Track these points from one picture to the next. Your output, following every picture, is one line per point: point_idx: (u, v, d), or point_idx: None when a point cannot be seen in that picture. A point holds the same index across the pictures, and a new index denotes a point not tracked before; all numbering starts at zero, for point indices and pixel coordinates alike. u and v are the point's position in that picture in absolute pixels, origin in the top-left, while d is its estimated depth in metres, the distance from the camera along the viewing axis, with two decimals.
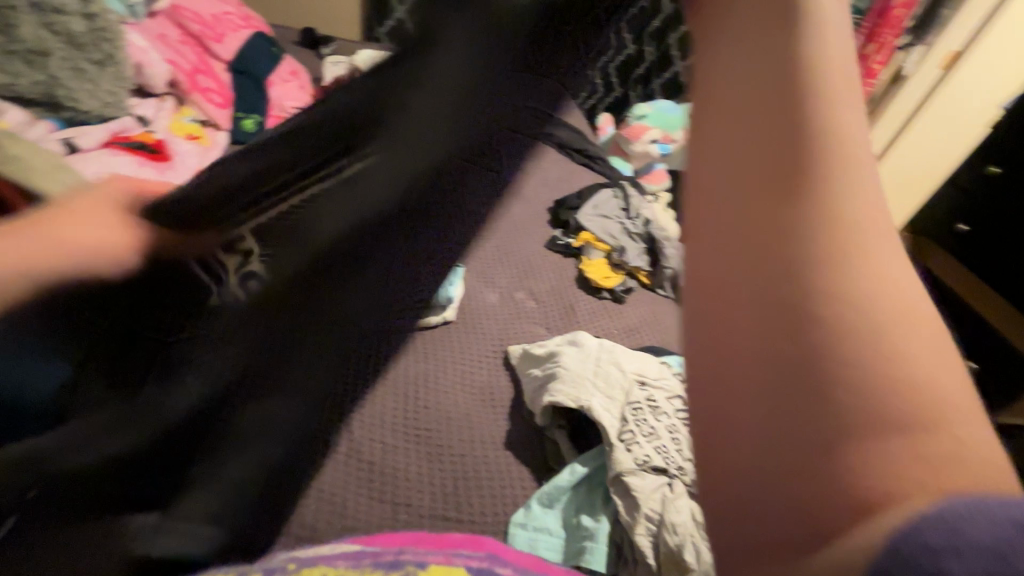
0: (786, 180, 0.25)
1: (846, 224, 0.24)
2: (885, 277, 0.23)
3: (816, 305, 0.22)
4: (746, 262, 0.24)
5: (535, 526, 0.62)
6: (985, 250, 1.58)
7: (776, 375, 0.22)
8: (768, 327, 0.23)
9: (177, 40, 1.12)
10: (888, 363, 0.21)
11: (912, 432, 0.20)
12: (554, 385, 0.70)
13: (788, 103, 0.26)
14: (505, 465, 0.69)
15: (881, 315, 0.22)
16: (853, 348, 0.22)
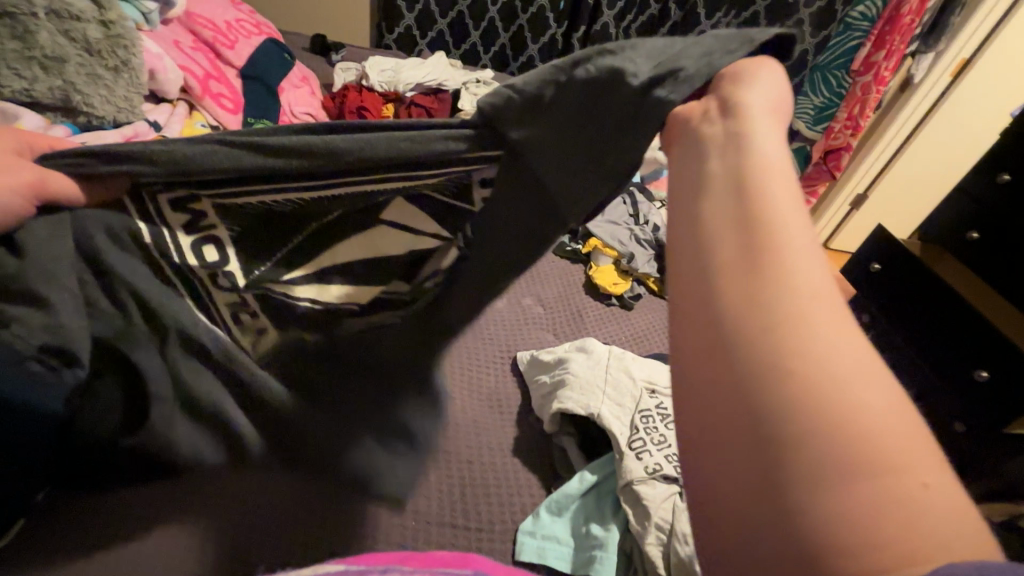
0: (730, 307, 0.30)
1: (812, 305, 0.29)
2: (849, 349, 0.28)
3: (771, 422, 0.27)
4: (713, 389, 0.29)
5: (543, 534, 0.61)
6: (995, 259, 1.56)
7: (762, 443, 0.26)
8: (739, 445, 0.27)
9: (190, 45, 1.12)
10: (861, 422, 0.26)
11: (890, 482, 0.25)
12: (563, 393, 0.70)
13: (735, 237, 0.32)
14: (513, 473, 0.69)
15: (852, 383, 0.27)
16: (829, 415, 0.26)
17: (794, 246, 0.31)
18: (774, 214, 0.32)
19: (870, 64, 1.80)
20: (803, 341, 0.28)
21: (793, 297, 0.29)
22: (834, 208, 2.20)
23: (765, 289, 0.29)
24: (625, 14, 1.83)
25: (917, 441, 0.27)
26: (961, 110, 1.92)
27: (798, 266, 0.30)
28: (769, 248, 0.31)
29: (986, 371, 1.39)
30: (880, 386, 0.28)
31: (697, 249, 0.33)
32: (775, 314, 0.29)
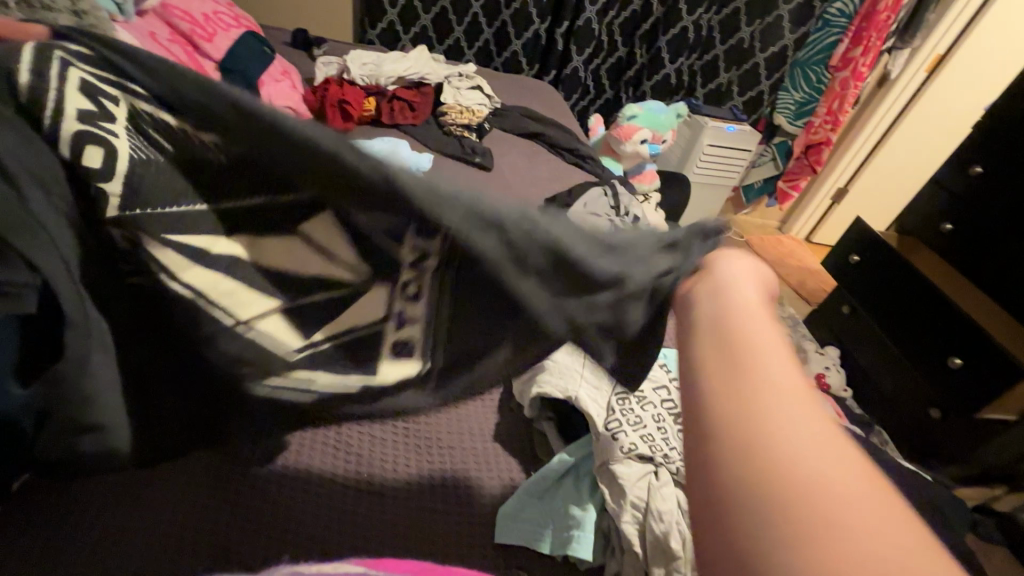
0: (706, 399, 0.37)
1: (782, 411, 0.35)
2: (818, 448, 0.33)
3: (743, 499, 0.32)
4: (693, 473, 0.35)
5: (523, 517, 0.61)
6: (971, 248, 1.58)
7: (742, 534, 0.31)
8: (712, 520, 0.32)
9: (167, 38, 1.11)
10: (828, 505, 0.30)
11: (855, 562, 0.28)
12: (542, 377, 0.71)
13: (717, 348, 0.39)
14: (494, 456, 0.70)
15: (820, 474, 0.32)
16: (797, 502, 0.30)
17: (770, 365, 0.38)
18: (745, 338, 0.39)
19: (848, 60, 1.85)
20: (769, 441, 0.33)
21: (760, 403, 0.35)
22: (815, 203, 2.24)
23: (738, 400, 0.36)
24: (608, 10, 1.84)
25: (894, 529, 0.30)
26: (936, 105, 1.97)
27: (767, 381, 0.37)
28: (747, 365, 0.37)
29: (959, 358, 1.41)
30: (850, 478, 0.32)
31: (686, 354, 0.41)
32: (748, 419, 0.35)
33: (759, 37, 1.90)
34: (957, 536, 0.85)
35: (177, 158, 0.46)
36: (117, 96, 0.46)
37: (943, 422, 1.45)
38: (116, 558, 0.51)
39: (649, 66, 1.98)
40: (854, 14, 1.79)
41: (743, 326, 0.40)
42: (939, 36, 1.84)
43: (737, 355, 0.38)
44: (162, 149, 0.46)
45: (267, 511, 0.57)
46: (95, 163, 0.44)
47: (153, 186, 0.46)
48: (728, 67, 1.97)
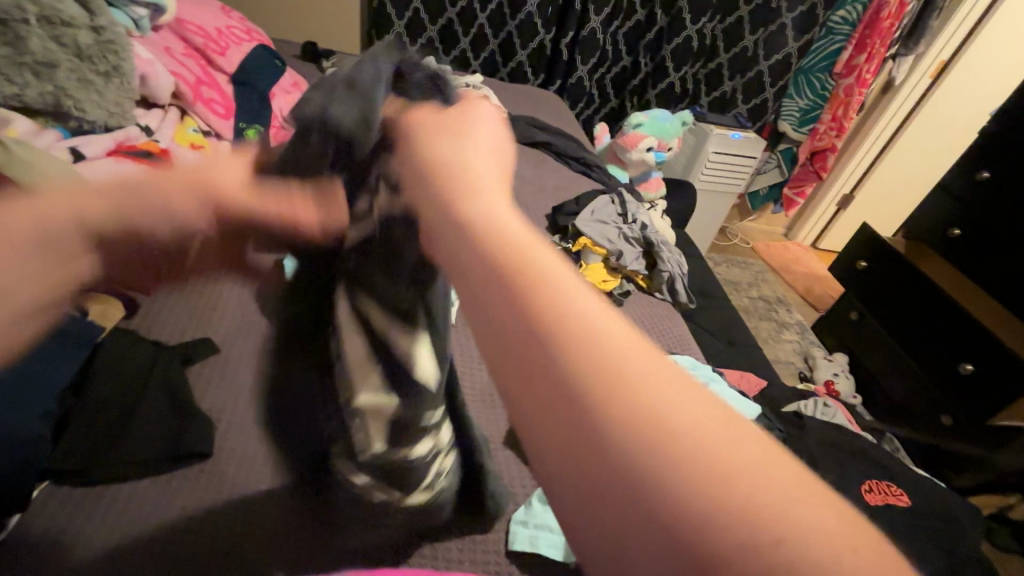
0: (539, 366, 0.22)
1: (625, 403, 0.20)
2: (700, 441, 0.19)
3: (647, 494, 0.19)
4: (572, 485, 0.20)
5: (536, 523, 0.62)
6: (979, 254, 1.58)
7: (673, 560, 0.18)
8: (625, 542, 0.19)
9: (181, 52, 1.13)
10: (751, 547, 0.17)
11: (781, 513, 0.18)
12: None
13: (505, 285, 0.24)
14: (506, 464, 0.70)
15: (711, 508, 0.18)
16: (701, 458, 0.19)
17: (575, 314, 0.23)
18: (535, 291, 0.23)
19: (852, 67, 1.87)
20: (625, 480, 0.19)
21: (586, 408, 0.20)
22: (822, 208, 2.24)
23: (558, 418, 0.21)
24: (613, 20, 1.85)
25: (846, 528, 0.18)
26: (942, 110, 1.97)
27: (588, 357, 0.21)
28: (535, 290, 0.23)
29: (973, 365, 1.40)
30: (763, 472, 0.19)
31: (483, 311, 0.24)
32: (589, 458, 0.20)
33: (763, 45, 1.92)
34: (973, 544, 0.83)
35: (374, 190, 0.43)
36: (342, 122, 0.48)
37: (955, 429, 1.43)
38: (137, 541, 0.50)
39: (653, 75, 1.99)
40: (858, 22, 1.81)
41: (522, 258, 0.24)
42: (943, 42, 1.85)
43: (529, 323, 0.22)
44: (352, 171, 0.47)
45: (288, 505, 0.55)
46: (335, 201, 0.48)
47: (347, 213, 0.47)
48: (733, 75, 1.98)
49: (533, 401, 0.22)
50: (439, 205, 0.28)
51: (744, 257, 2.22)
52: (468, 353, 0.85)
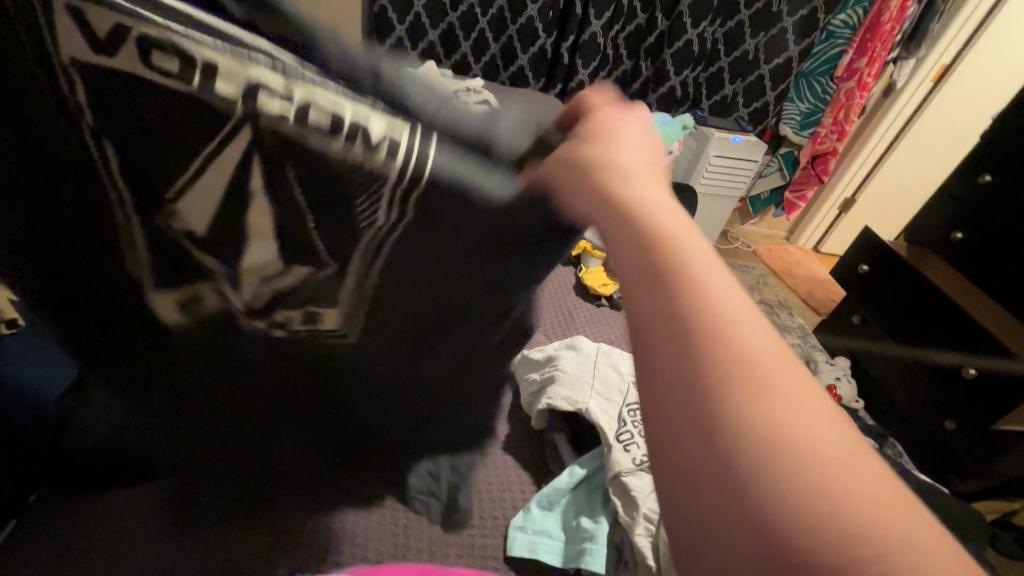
0: (675, 347, 0.27)
1: (748, 376, 0.26)
2: (804, 437, 0.25)
3: (743, 460, 0.24)
4: (676, 436, 0.26)
5: (535, 529, 0.64)
6: (981, 258, 1.57)
7: (750, 506, 0.24)
8: (711, 487, 0.25)
9: None
10: (813, 512, 0.23)
11: (851, 507, 0.23)
12: (553, 389, 0.75)
13: (654, 280, 0.29)
14: (504, 469, 0.72)
15: (785, 434, 0.25)
16: (801, 447, 0.25)
17: (722, 301, 0.28)
18: (691, 276, 0.29)
19: (853, 71, 1.87)
20: (745, 465, 0.24)
21: (715, 375, 0.26)
22: (823, 212, 2.24)
23: (680, 385, 0.26)
24: (613, 25, 1.86)
25: (899, 518, 0.23)
26: (945, 113, 1.97)
27: (727, 337, 0.27)
28: (677, 289, 0.28)
29: (975, 369, 1.38)
30: (849, 471, 0.24)
31: (626, 293, 0.30)
32: (715, 433, 0.25)
33: (763, 49, 1.92)
34: (970, 544, 0.85)
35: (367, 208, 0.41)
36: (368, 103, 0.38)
37: (960, 434, 1.42)
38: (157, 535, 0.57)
39: (654, 79, 1.99)
40: (859, 25, 1.81)
41: (679, 250, 0.30)
42: (945, 45, 1.84)
43: (684, 330, 0.27)
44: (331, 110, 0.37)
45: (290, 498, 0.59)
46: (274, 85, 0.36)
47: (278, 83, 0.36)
48: (735, 79, 1.97)
49: (666, 345, 0.27)
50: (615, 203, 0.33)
51: (745, 260, 2.22)
52: None
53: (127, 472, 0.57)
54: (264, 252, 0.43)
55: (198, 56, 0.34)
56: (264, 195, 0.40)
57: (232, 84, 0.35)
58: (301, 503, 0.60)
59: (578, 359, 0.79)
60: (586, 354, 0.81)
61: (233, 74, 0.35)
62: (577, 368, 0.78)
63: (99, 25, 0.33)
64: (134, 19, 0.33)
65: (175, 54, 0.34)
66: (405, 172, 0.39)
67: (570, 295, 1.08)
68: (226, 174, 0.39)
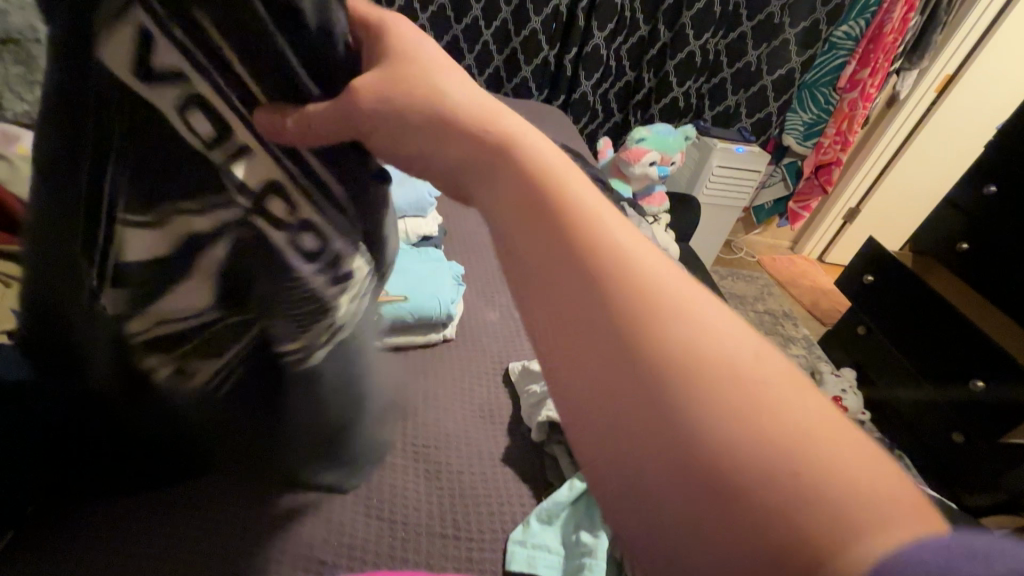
0: (590, 319, 0.24)
1: (637, 309, 0.24)
2: (740, 387, 0.22)
3: (688, 427, 0.21)
4: (612, 421, 0.23)
5: (534, 543, 0.64)
6: (987, 269, 1.56)
7: (706, 478, 0.21)
8: (664, 472, 0.21)
9: None
10: (778, 468, 0.20)
11: (810, 450, 0.21)
12: (553, 401, 0.75)
13: (558, 249, 0.26)
14: (503, 483, 0.72)
15: (717, 390, 0.22)
16: (736, 400, 0.22)
17: (610, 241, 0.26)
18: (571, 223, 0.27)
19: (856, 82, 1.87)
20: (691, 434, 0.21)
21: (610, 318, 0.24)
22: (828, 223, 2.23)
23: (603, 360, 0.24)
24: (616, 36, 1.87)
25: (821, 423, 0.22)
26: (948, 124, 1.97)
27: (615, 276, 0.25)
28: (582, 252, 0.26)
29: (982, 381, 1.37)
30: (797, 414, 0.22)
31: (532, 271, 0.27)
32: (650, 402, 0.22)
33: (766, 60, 1.93)
34: None
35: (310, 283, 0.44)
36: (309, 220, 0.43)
37: (968, 447, 1.40)
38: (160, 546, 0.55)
39: (657, 89, 2.01)
40: (861, 36, 1.81)
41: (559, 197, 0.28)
42: (948, 56, 1.85)
43: (597, 298, 0.25)
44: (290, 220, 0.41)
45: (292, 503, 0.60)
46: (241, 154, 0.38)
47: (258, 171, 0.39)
48: (738, 90, 1.98)
49: (580, 319, 0.25)
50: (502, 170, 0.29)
51: (750, 271, 2.20)
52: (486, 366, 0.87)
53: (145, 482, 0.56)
54: (193, 299, 0.40)
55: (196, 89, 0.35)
56: (208, 268, 0.39)
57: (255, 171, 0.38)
58: (302, 516, 0.59)
59: None
60: None
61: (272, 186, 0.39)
62: None
63: (160, 58, 0.33)
64: (194, 77, 0.35)
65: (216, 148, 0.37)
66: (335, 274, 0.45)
67: None
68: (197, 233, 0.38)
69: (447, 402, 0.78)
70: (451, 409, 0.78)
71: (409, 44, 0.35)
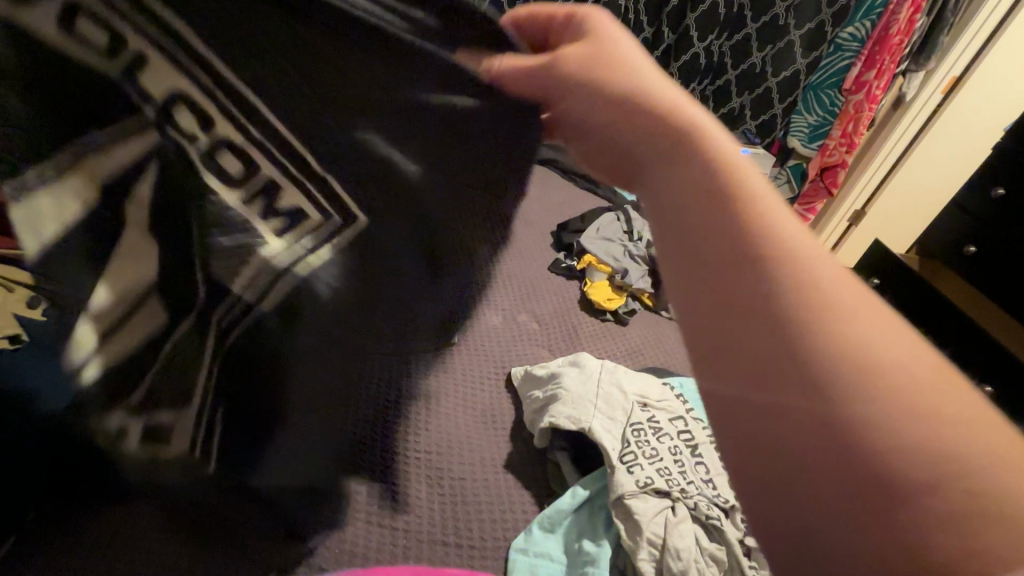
0: (772, 304, 0.33)
1: (832, 320, 0.32)
2: (888, 373, 0.31)
3: (844, 398, 0.30)
4: (781, 384, 0.31)
5: (536, 552, 0.64)
6: (995, 273, 1.55)
7: (852, 438, 0.30)
8: (816, 425, 0.30)
9: None
10: (905, 437, 0.29)
11: (935, 436, 0.29)
12: (555, 407, 0.74)
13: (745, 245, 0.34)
14: (505, 490, 0.71)
15: (869, 369, 0.31)
16: (885, 382, 0.30)
17: (792, 249, 0.34)
18: (769, 234, 0.34)
19: (861, 83, 1.78)
20: (845, 398, 0.30)
21: (785, 310, 0.32)
22: (833, 226, 2.20)
23: (781, 334, 0.32)
24: None
25: (969, 436, 0.29)
26: (955, 125, 1.95)
27: (793, 275, 0.33)
28: (764, 251, 0.34)
29: (990, 387, 1.35)
30: (925, 401, 0.30)
31: (714, 255, 0.35)
32: (819, 371, 0.31)
33: (770, 61, 1.92)
34: None
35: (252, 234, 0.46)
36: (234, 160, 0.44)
37: None
38: (148, 553, 0.54)
39: None
40: (868, 37, 1.74)
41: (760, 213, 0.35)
42: (955, 57, 1.83)
43: (775, 288, 0.33)
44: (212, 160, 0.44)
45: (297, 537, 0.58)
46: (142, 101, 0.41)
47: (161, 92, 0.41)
48: (742, 92, 1.98)
49: (757, 302, 0.33)
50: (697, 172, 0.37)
51: None
52: (484, 371, 0.86)
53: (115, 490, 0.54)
54: (141, 268, 0.44)
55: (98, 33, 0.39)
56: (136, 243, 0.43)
57: (162, 86, 0.41)
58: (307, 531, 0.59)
59: (580, 376, 0.78)
60: (588, 370, 0.80)
61: (200, 107, 0.42)
62: (580, 385, 0.77)
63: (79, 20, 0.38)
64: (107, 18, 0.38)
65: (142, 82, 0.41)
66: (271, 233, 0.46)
67: (572, 308, 1.08)
68: (119, 170, 0.42)
69: (445, 407, 0.77)
70: (448, 413, 0.76)
71: (620, 54, 0.41)
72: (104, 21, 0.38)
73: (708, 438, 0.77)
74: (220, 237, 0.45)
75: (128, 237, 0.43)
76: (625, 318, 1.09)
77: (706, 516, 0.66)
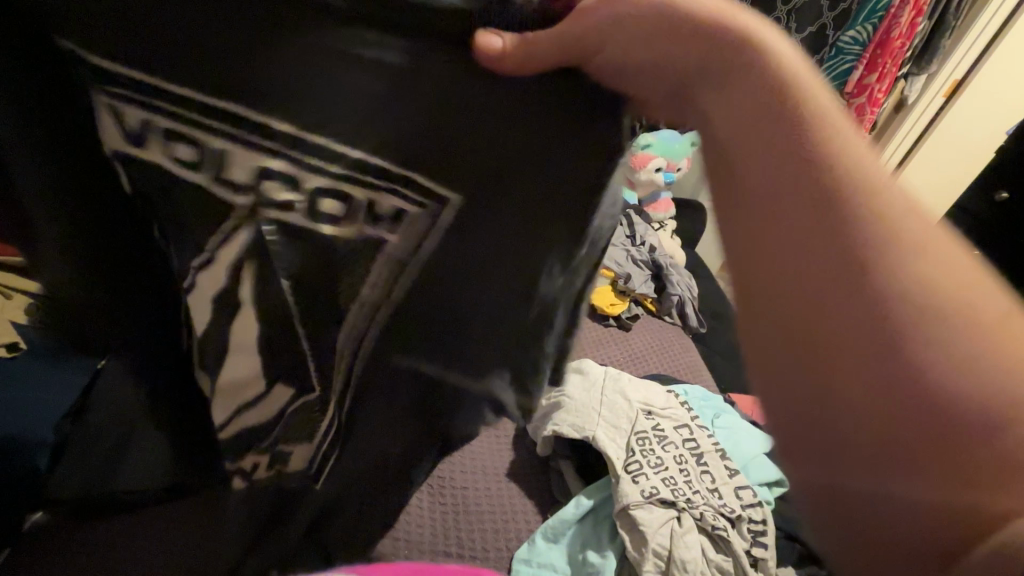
0: (836, 250, 0.31)
1: (903, 264, 0.30)
2: (956, 318, 0.30)
3: (911, 343, 0.29)
4: (840, 330, 0.30)
5: (539, 562, 0.63)
6: None
7: (917, 384, 0.29)
8: (878, 372, 0.30)
9: None
10: (971, 385, 0.28)
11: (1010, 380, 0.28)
12: (559, 415, 0.73)
13: (811, 187, 0.31)
14: (507, 498, 0.71)
15: (936, 314, 0.30)
16: (952, 329, 0.29)
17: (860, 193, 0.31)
18: (802, 184, 0.31)
19: (862, 86, 1.80)
20: (909, 343, 0.29)
21: (852, 259, 0.30)
22: None
23: (839, 277, 0.30)
24: None
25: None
26: (956, 128, 1.95)
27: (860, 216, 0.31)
28: (829, 195, 0.31)
29: None
30: (993, 347, 0.29)
31: (773, 197, 0.32)
32: (880, 316, 0.30)
33: None
34: None
35: (370, 263, 0.38)
36: (327, 182, 0.35)
37: None
38: None
39: None
40: (869, 40, 1.73)
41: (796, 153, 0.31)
42: (956, 60, 1.82)
43: (839, 233, 0.31)
44: (301, 197, 0.35)
45: None
46: (191, 156, 0.34)
47: (237, 167, 0.34)
48: None
49: (822, 244, 0.31)
50: (760, 108, 0.32)
51: None
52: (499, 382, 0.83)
53: (121, 501, 0.54)
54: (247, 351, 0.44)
55: (140, 127, 0.33)
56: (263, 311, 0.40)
57: (246, 170, 0.34)
58: None
59: (585, 384, 0.78)
60: (592, 378, 0.79)
61: (226, 126, 0.33)
62: (584, 394, 0.77)
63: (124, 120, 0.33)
64: (153, 115, 0.33)
65: (191, 125, 0.33)
66: (402, 234, 0.37)
67: None
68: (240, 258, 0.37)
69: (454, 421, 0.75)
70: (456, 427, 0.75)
71: None
72: (172, 132, 0.33)
73: (712, 445, 0.76)
74: (343, 283, 0.39)
75: (245, 317, 0.40)
76: (627, 323, 1.09)
77: (712, 527, 0.65)
